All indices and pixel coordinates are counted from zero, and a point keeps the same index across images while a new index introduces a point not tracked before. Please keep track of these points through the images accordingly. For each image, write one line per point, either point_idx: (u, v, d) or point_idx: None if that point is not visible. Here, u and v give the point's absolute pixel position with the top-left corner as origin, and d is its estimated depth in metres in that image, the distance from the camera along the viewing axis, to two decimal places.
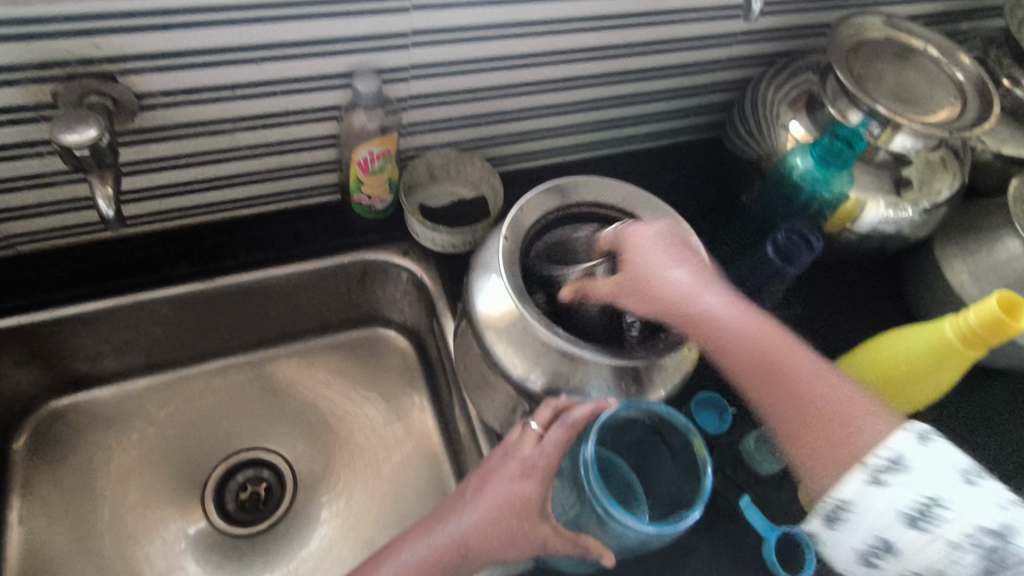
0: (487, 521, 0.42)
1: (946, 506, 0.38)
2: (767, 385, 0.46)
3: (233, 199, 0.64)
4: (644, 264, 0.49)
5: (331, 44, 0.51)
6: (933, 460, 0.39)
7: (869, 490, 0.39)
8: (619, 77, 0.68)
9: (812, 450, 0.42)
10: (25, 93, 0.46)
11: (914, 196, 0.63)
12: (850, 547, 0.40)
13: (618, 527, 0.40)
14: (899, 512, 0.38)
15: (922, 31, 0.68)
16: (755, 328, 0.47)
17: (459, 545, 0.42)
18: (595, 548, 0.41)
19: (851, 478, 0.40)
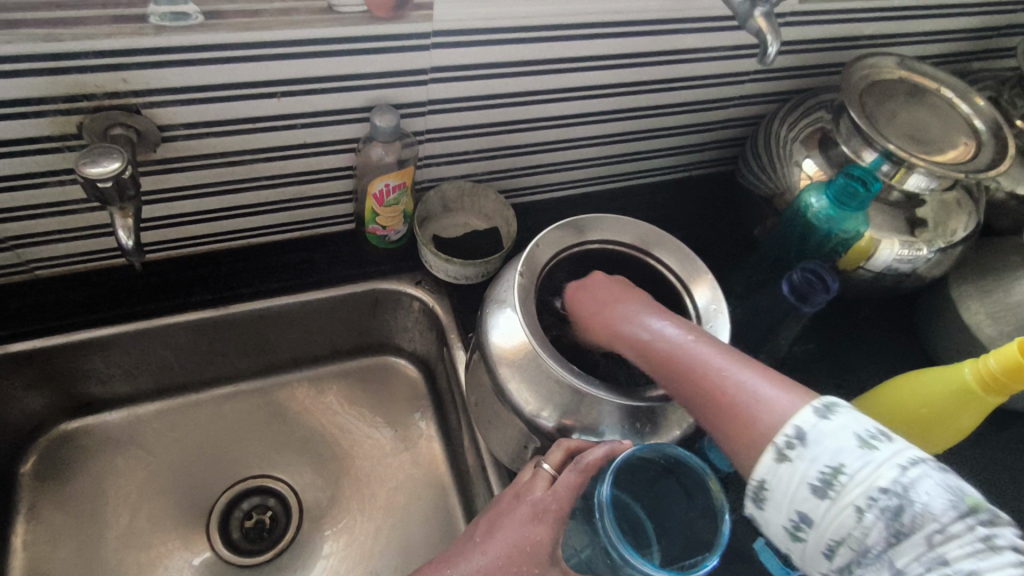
0: (496, 565, 0.41)
1: (850, 474, 0.34)
2: (693, 393, 0.42)
3: (249, 228, 0.65)
4: (597, 297, 0.49)
5: (352, 80, 0.52)
6: (835, 428, 0.35)
7: (781, 468, 0.36)
8: (634, 112, 0.68)
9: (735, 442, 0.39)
10: (52, 124, 0.47)
11: (929, 236, 0.63)
12: (780, 526, 0.37)
13: (632, 571, 0.38)
14: (808, 485, 0.35)
15: (936, 73, 0.67)
16: (683, 336, 0.44)
17: None
18: None
19: (761, 459, 0.37)
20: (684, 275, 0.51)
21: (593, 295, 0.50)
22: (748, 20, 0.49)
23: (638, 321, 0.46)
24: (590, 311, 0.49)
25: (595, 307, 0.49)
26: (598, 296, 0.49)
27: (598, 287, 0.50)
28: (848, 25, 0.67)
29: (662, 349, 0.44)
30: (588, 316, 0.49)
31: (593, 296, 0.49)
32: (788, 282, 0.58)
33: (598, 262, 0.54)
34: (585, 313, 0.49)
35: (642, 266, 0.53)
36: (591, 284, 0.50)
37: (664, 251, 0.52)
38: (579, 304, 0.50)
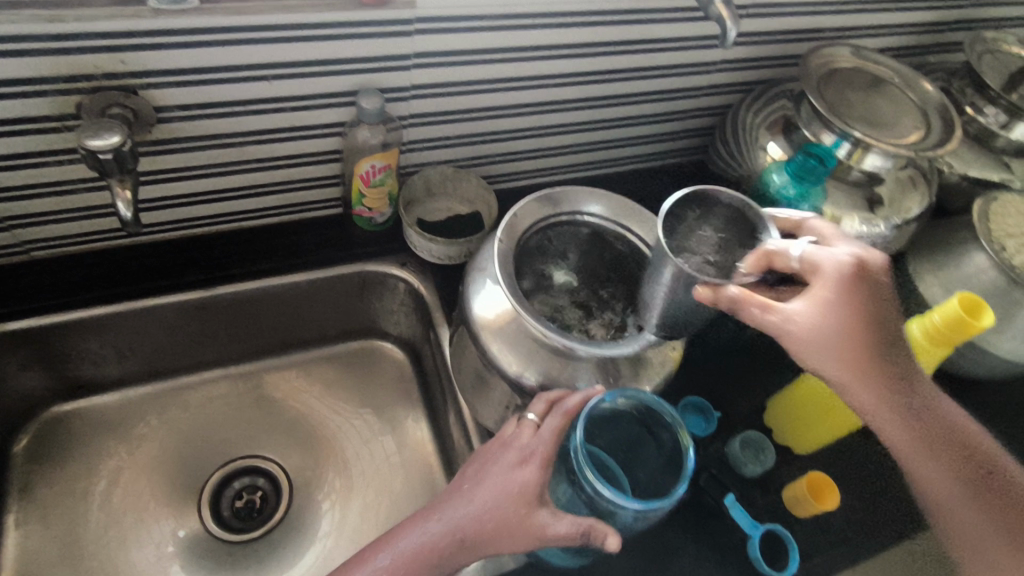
0: (487, 509, 0.43)
1: None
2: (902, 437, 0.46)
3: (239, 211, 0.67)
4: (855, 312, 0.45)
5: (337, 64, 0.55)
6: None
7: None
8: (607, 100, 0.72)
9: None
10: (52, 104, 0.50)
11: (886, 213, 0.67)
12: None
13: (607, 504, 0.42)
14: None
15: (888, 62, 0.73)
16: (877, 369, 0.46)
17: (458, 531, 0.44)
18: (598, 534, 0.41)
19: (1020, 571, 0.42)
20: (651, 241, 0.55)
21: (854, 307, 0.45)
22: (709, 6, 0.53)
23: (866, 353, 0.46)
24: (834, 330, 0.45)
25: (855, 332, 0.45)
26: (857, 309, 0.45)
27: (873, 308, 0.45)
28: (807, 18, 0.71)
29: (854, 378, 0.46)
30: (837, 336, 0.45)
31: (846, 306, 0.45)
32: None
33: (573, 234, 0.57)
34: (835, 328, 0.45)
35: (613, 235, 0.56)
36: (844, 276, 0.45)
37: (633, 221, 0.56)
38: (830, 312, 0.45)
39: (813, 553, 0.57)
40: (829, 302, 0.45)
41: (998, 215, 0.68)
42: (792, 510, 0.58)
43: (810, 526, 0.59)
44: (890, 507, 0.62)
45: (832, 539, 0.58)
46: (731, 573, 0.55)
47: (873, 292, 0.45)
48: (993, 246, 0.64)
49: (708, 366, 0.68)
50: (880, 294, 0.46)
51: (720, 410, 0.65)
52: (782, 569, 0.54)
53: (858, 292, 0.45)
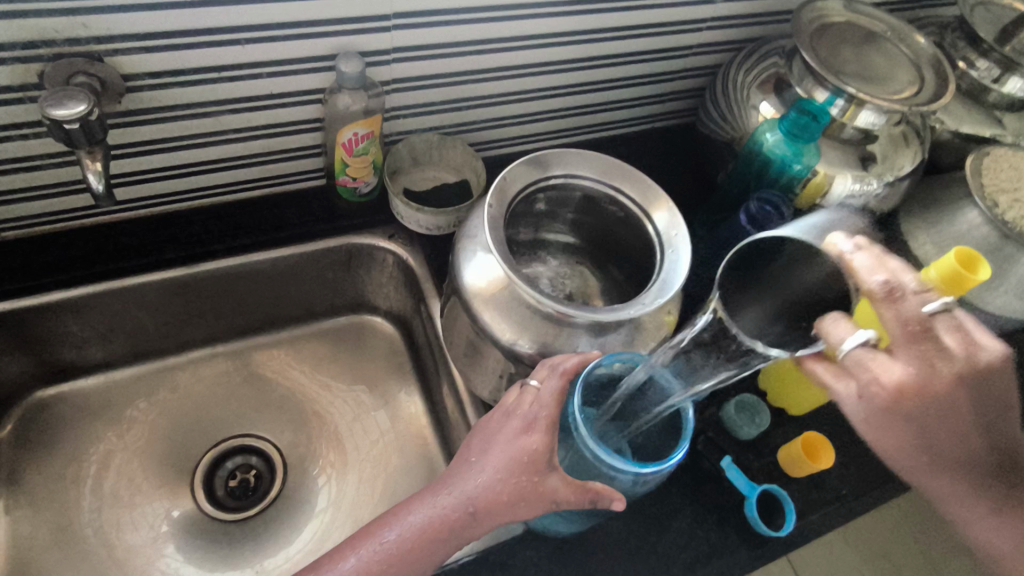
0: (496, 479, 0.42)
1: None
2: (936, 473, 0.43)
3: (219, 185, 0.65)
4: (913, 423, 0.39)
5: (315, 26, 0.53)
6: None
7: None
8: (596, 61, 0.70)
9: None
10: (12, 73, 0.47)
11: (879, 170, 0.66)
12: None
13: (608, 470, 0.42)
14: None
15: (880, 16, 0.71)
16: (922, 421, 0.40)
17: (467, 504, 0.42)
18: (604, 494, 0.41)
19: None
20: (645, 203, 0.52)
21: (908, 423, 0.40)
22: None
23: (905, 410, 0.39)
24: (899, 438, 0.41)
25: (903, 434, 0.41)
26: (915, 422, 0.39)
27: (937, 412, 0.40)
28: None
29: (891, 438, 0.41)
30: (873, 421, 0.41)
31: (896, 422, 0.39)
32: (747, 213, 0.66)
33: (561, 197, 0.55)
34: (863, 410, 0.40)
35: (606, 198, 0.54)
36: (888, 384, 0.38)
37: (626, 182, 0.53)
38: (887, 426, 0.40)
39: (809, 511, 0.58)
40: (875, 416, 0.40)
41: (991, 169, 0.67)
42: (788, 471, 0.59)
43: (805, 485, 0.59)
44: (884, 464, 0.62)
45: (827, 498, 0.59)
46: (730, 534, 0.55)
47: (928, 394, 0.38)
48: (985, 201, 0.64)
49: None
50: (942, 402, 0.39)
51: None
52: (778, 527, 0.55)
53: (911, 403, 0.39)
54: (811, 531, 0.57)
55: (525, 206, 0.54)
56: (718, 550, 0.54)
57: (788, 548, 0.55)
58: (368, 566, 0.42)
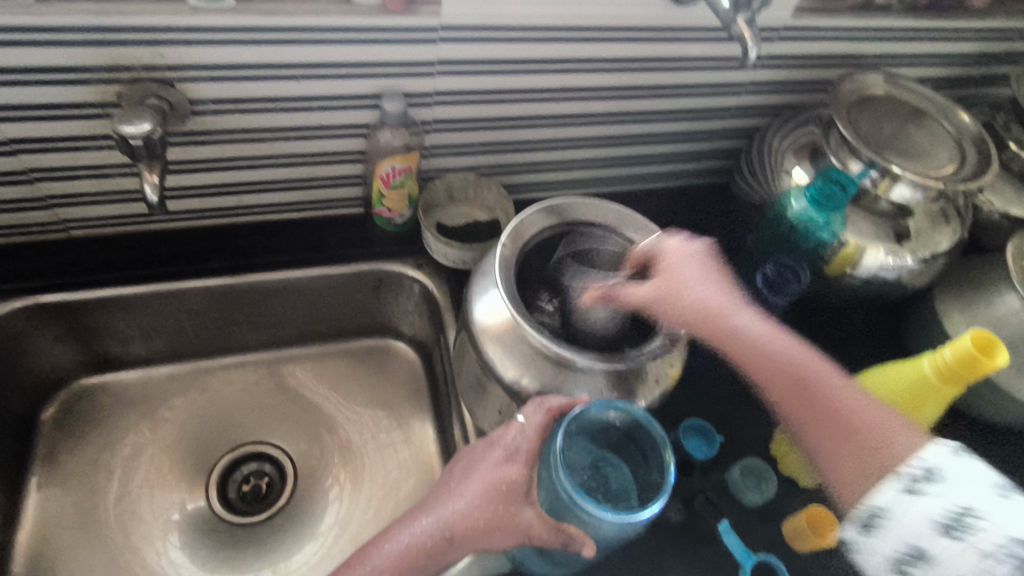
0: (473, 506, 0.43)
1: (979, 518, 0.41)
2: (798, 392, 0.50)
3: (265, 204, 0.70)
4: (679, 277, 0.52)
5: (364, 67, 0.57)
6: (964, 470, 0.42)
7: (907, 500, 0.42)
8: (632, 116, 0.72)
9: (847, 473, 0.47)
10: (95, 92, 0.53)
11: (913, 246, 0.65)
12: (885, 556, 0.43)
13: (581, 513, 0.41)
14: (934, 522, 0.41)
15: (922, 91, 0.70)
16: (714, 300, 0.52)
17: (444, 531, 0.43)
18: (576, 537, 0.41)
19: (885, 489, 0.43)
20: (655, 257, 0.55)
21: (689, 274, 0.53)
22: (732, 26, 0.52)
23: (742, 319, 0.53)
24: (684, 299, 0.52)
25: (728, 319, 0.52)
26: (679, 275, 0.52)
27: (697, 282, 0.53)
28: (841, 44, 0.70)
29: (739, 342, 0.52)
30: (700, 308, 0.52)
31: (677, 278, 0.52)
32: None
33: (575, 244, 0.57)
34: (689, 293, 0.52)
35: (619, 248, 0.56)
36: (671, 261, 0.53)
37: (639, 236, 0.56)
38: (666, 279, 0.52)
39: None
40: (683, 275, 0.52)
41: None
42: (790, 542, 0.57)
43: (808, 561, 0.57)
44: None
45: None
46: None
47: (699, 265, 0.53)
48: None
49: (717, 392, 0.67)
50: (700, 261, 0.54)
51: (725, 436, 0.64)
52: None
53: (694, 268, 0.53)
54: None
55: (540, 251, 0.57)
56: None
57: None
58: None
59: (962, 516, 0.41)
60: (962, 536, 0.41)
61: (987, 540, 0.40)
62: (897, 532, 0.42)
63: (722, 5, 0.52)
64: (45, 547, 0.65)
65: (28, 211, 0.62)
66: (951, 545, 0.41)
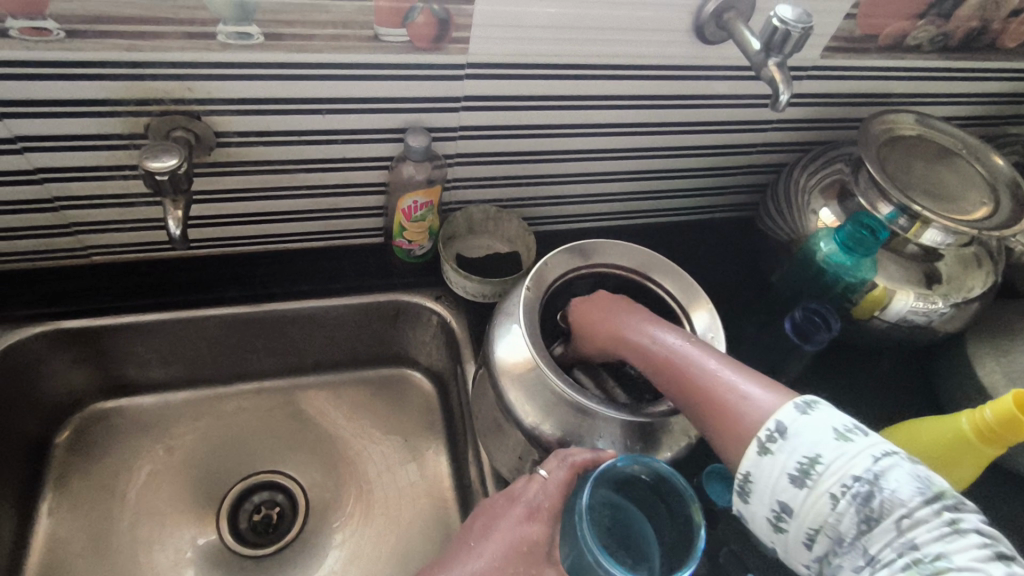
0: (493, 566, 0.41)
1: (826, 465, 0.37)
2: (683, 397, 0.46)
3: (286, 233, 0.70)
4: (586, 326, 0.52)
5: (391, 102, 0.57)
6: (813, 424, 0.39)
7: (763, 460, 0.40)
8: (657, 152, 0.72)
9: (727, 448, 0.42)
10: (123, 124, 0.53)
11: (945, 290, 0.63)
12: (763, 518, 0.40)
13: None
14: (786, 475, 0.39)
15: (954, 131, 0.69)
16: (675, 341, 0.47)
17: None
18: None
19: (745, 452, 0.40)
20: (684, 301, 0.53)
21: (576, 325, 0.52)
22: (762, 68, 0.51)
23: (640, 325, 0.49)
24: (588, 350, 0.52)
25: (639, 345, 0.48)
26: (580, 324, 0.52)
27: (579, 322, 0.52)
28: (871, 83, 0.69)
29: (659, 356, 0.47)
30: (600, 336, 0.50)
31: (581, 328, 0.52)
32: (792, 321, 0.61)
33: (600, 285, 0.56)
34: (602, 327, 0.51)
35: (645, 291, 0.55)
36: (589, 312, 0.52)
37: (667, 279, 0.54)
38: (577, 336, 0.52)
39: None
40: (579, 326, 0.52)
41: None
42: None
43: None
44: None
45: None
46: None
47: (600, 307, 0.51)
48: None
49: None
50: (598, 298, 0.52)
51: None
52: None
53: (580, 313, 0.52)
54: None
55: (564, 293, 0.56)
56: None
57: None
58: None
59: (812, 464, 0.38)
60: (814, 485, 0.37)
61: (835, 485, 0.37)
62: (766, 492, 0.39)
63: (752, 47, 0.52)
64: None
65: (52, 238, 0.62)
66: (801, 495, 0.38)
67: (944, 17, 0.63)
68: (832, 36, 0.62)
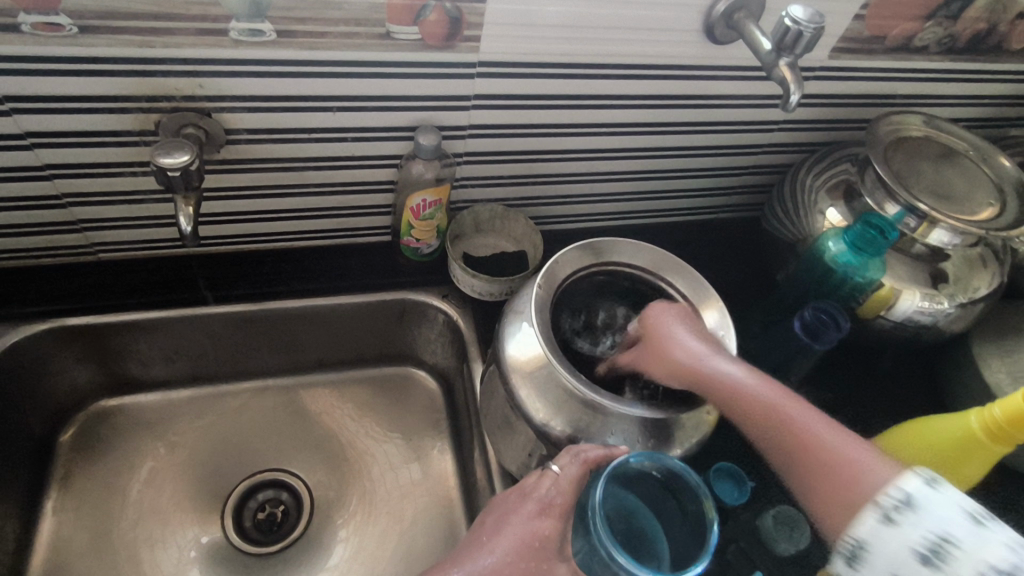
0: (505, 562, 0.40)
1: (961, 548, 0.36)
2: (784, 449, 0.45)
3: (293, 231, 0.70)
4: (659, 336, 0.50)
5: (401, 100, 0.57)
6: (944, 503, 0.38)
7: (885, 531, 0.38)
8: (664, 151, 0.72)
9: (834, 509, 0.42)
10: (134, 120, 0.53)
11: (951, 291, 0.63)
12: None
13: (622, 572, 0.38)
14: (911, 552, 0.37)
15: (961, 133, 0.69)
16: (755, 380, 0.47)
17: None
18: None
19: (864, 519, 0.40)
20: (695, 300, 0.53)
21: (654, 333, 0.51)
22: (773, 69, 0.52)
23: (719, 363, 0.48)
24: (657, 362, 0.50)
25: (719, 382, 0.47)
26: (659, 333, 0.50)
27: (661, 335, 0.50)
28: (878, 84, 0.69)
29: (752, 402, 0.46)
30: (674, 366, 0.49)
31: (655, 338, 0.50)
32: (801, 320, 0.61)
33: (611, 284, 0.57)
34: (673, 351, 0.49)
35: (655, 290, 0.55)
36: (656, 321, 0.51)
37: (677, 277, 0.55)
38: (648, 344, 0.51)
39: None
40: (657, 335, 0.50)
41: None
42: None
43: None
44: None
45: None
46: None
47: (680, 321, 0.50)
48: None
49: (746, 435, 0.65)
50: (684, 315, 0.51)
51: (755, 480, 0.62)
52: None
53: (657, 322, 0.51)
54: None
55: (575, 290, 0.56)
56: None
57: None
58: None
59: (942, 545, 0.36)
60: (944, 567, 0.36)
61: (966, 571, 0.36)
62: (882, 564, 0.38)
63: (763, 46, 0.52)
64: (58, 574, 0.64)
65: (59, 235, 0.62)
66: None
67: (952, 19, 0.63)
68: (841, 37, 0.62)
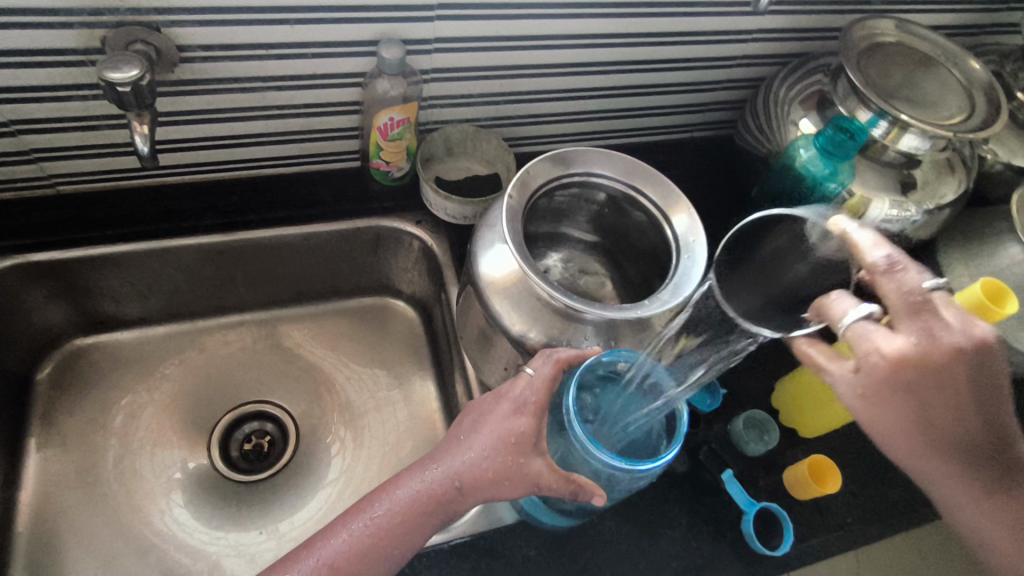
0: (484, 457, 0.43)
1: None
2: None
3: (257, 157, 0.68)
4: (911, 387, 0.38)
5: (359, 12, 0.55)
6: None
7: None
8: (634, 66, 0.70)
9: None
10: (76, 36, 0.50)
11: (918, 197, 0.64)
12: None
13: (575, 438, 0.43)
14: None
15: (935, 37, 0.68)
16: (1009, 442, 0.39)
17: (454, 479, 0.44)
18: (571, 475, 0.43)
19: None
20: (665, 206, 0.54)
21: (910, 396, 0.38)
22: None
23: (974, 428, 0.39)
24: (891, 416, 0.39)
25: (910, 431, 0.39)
26: (920, 386, 0.38)
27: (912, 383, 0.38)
28: None
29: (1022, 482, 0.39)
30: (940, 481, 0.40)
31: (896, 382, 0.38)
32: None
33: (581, 196, 0.57)
34: (884, 413, 0.39)
35: (626, 198, 0.56)
36: (887, 360, 0.38)
37: (647, 184, 0.55)
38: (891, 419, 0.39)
39: (809, 537, 0.57)
40: (959, 377, 0.38)
41: None
42: (792, 491, 0.58)
43: (810, 509, 0.58)
44: (896, 496, 0.61)
45: (834, 524, 0.58)
46: (724, 548, 0.55)
47: (917, 368, 0.38)
48: None
49: None
50: (989, 370, 0.39)
51: (728, 390, 0.64)
52: (775, 548, 0.54)
53: (924, 382, 0.38)
54: (807, 557, 0.56)
55: (548, 202, 0.56)
56: (708, 566, 0.54)
57: (780, 569, 0.54)
58: (359, 541, 0.43)
59: None
60: None
61: None
62: None
63: None
64: (50, 506, 0.65)
65: (11, 167, 0.60)
66: None
67: None
68: None
